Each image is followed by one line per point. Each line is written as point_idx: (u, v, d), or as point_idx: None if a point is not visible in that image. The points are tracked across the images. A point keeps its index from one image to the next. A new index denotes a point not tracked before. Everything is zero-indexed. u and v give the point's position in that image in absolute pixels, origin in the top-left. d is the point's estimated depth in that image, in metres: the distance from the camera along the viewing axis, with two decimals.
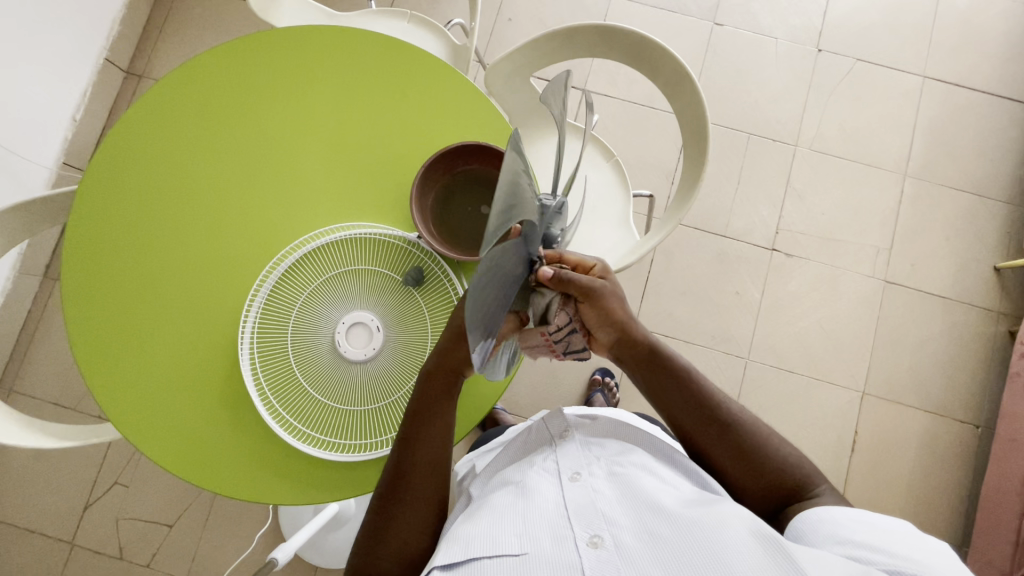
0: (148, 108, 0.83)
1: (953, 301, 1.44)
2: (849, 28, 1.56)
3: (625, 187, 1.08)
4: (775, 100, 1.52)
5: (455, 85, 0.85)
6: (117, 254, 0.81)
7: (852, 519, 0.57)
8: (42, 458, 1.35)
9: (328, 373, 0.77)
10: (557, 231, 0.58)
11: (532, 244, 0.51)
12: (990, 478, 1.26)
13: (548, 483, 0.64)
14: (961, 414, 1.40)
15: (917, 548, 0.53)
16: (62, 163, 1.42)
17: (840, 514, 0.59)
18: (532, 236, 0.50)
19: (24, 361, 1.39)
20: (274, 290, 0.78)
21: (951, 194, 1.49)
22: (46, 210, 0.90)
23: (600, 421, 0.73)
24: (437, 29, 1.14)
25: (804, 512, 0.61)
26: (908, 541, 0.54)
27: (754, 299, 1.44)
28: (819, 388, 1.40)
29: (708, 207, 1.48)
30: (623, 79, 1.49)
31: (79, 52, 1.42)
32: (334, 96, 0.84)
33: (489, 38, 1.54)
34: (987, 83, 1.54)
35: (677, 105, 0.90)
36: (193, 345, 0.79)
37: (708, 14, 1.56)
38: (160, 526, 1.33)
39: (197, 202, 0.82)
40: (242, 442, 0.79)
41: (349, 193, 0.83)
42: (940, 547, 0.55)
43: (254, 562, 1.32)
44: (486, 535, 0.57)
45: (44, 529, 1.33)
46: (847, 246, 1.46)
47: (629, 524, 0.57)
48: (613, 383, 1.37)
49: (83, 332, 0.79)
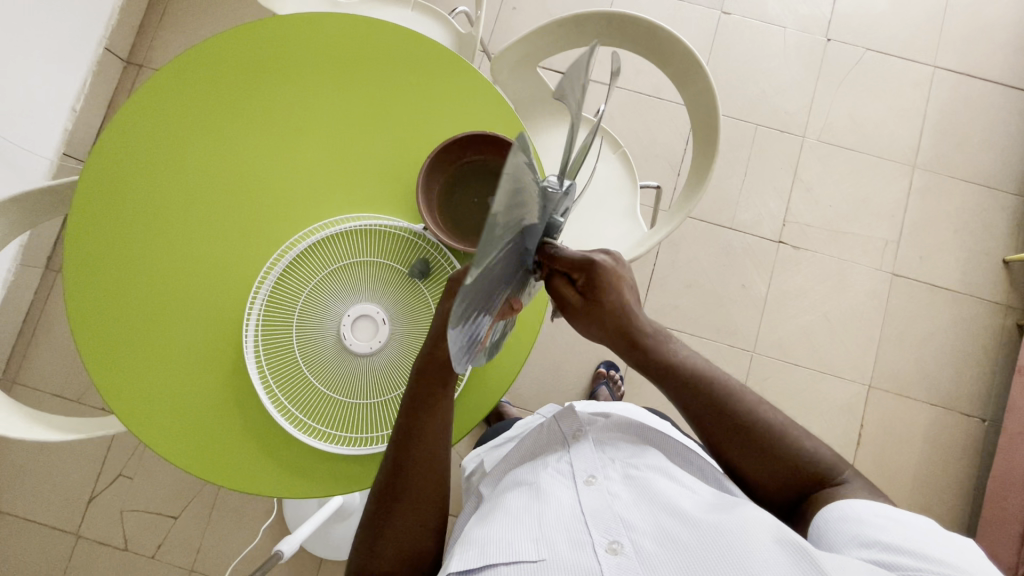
0: (148, 95, 0.81)
1: (961, 295, 1.43)
2: (858, 17, 1.54)
3: (632, 177, 1.06)
4: (783, 90, 1.51)
5: (461, 72, 0.84)
6: (118, 245, 0.80)
7: (877, 516, 0.56)
8: (46, 450, 1.35)
9: (333, 365, 0.76)
10: (563, 217, 0.52)
11: (530, 236, 0.46)
12: (998, 472, 1.25)
13: (563, 486, 0.63)
14: (967, 407, 1.39)
15: (943, 549, 0.52)
16: (63, 154, 1.41)
17: (863, 510, 0.58)
18: (531, 230, 0.45)
19: (27, 352, 1.38)
20: (279, 283, 0.78)
21: (960, 186, 1.47)
22: (47, 200, 0.88)
23: (613, 419, 0.72)
24: (442, 18, 1.13)
25: (827, 508, 0.60)
26: (932, 541, 0.53)
27: (760, 292, 1.43)
28: (825, 381, 1.39)
29: (715, 199, 1.46)
30: (630, 68, 1.47)
31: (78, 40, 1.40)
32: (338, 84, 0.83)
33: (493, 27, 1.52)
34: (998, 73, 1.52)
35: (688, 96, 0.89)
36: (197, 338, 0.79)
37: (716, 2, 1.54)
38: (164, 517, 1.33)
39: (199, 193, 0.81)
40: (247, 435, 0.78)
41: (354, 184, 0.82)
42: (965, 543, 0.54)
43: (258, 553, 1.32)
44: (503, 541, 0.56)
45: (49, 520, 1.33)
46: (856, 238, 1.45)
47: (648, 528, 0.57)
48: (618, 375, 1.35)
49: (88, 326, 0.78)
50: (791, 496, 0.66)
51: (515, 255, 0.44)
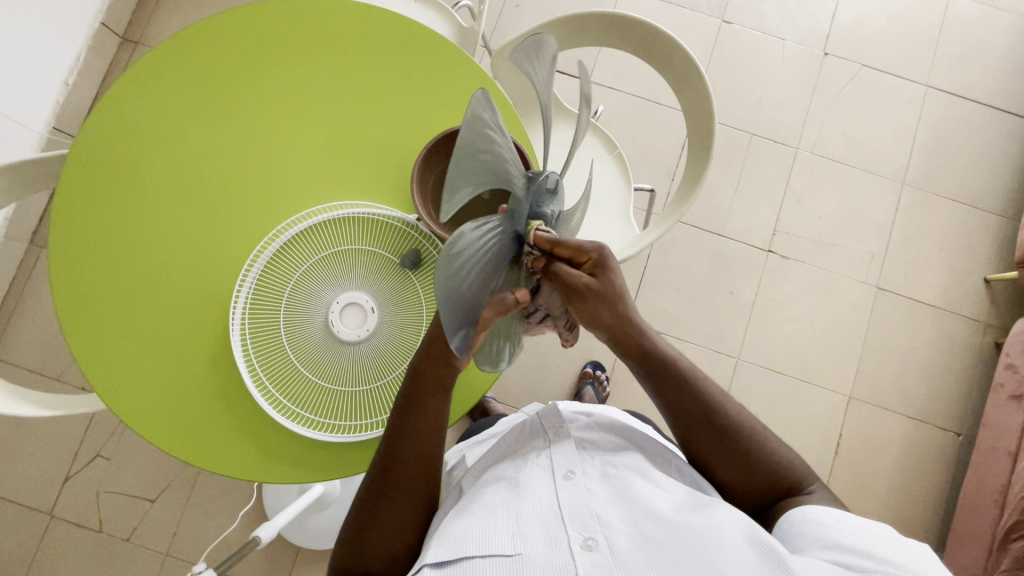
0: (143, 73, 0.80)
1: (943, 311, 1.46)
2: (857, 33, 1.56)
3: (626, 179, 1.07)
4: (779, 102, 1.52)
5: (460, 64, 0.84)
6: (106, 220, 0.79)
7: (838, 520, 0.58)
8: (22, 427, 1.33)
9: (320, 352, 0.76)
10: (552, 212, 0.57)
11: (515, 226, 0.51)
12: (970, 486, 1.28)
13: (542, 481, 0.64)
14: (943, 421, 1.42)
15: (901, 552, 0.54)
16: (53, 128, 1.39)
17: (824, 514, 0.59)
18: (517, 212, 0.51)
19: (7, 328, 1.36)
20: (268, 267, 0.77)
21: (947, 204, 1.50)
22: (36, 172, 0.87)
23: (596, 419, 0.73)
24: (445, 11, 1.13)
25: (790, 513, 0.61)
26: (891, 545, 0.54)
27: (748, 300, 1.44)
28: (806, 390, 1.41)
29: (708, 206, 1.48)
30: (629, 72, 1.48)
31: (75, 14, 1.38)
32: (337, 70, 0.82)
33: (496, 23, 1.52)
34: (989, 96, 1.55)
35: (684, 100, 0.90)
36: (185, 318, 0.78)
37: (717, 11, 1.55)
38: (141, 501, 1.32)
39: (191, 171, 0.80)
40: (229, 418, 0.78)
41: (348, 172, 0.82)
42: (920, 549, 0.55)
43: (236, 539, 1.31)
44: (479, 535, 0.56)
45: (23, 499, 1.31)
46: (843, 251, 1.47)
47: (623, 527, 0.57)
48: (603, 376, 1.36)
49: (71, 299, 0.77)
50: (758, 501, 0.67)
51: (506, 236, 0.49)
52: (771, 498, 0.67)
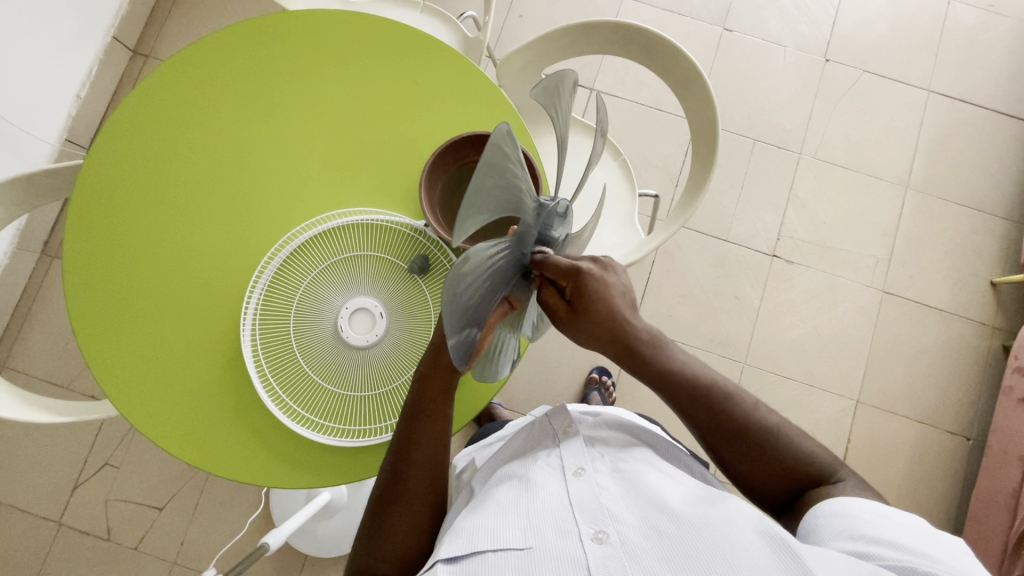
0: (157, 84, 0.82)
1: (950, 314, 1.45)
2: (857, 39, 1.57)
3: (631, 185, 1.08)
4: (781, 108, 1.53)
5: (466, 73, 0.85)
6: (120, 228, 0.80)
7: (866, 512, 0.58)
8: (32, 435, 1.34)
9: (329, 357, 0.77)
10: (558, 234, 0.57)
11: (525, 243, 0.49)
12: (982, 489, 1.26)
13: (552, 477, 0.64)
14: (952, 425, 1.41)
15: (932, 544, 0.54)
16: (65, 140, 1.41)
17: (852, 506, 0.59)
18: (527, 236, 0.48)
19: (19, 336, 1.38)
20: (278, 273, 0.78)
21: (951, 207, 1.50)
22: (50, 182, 0.88)
23: (603, 418, 0.73)
24: (450, 21, 1.14)
25: (818, 505, 0.61)
26: (920, 536, 0.54)
27: (753, 305, 1.45)
28: (814, 395, 1.41)
29: (711, 211, 1.48)
30: (632, 80, 1.50)
31: (87, 30, 1.41)
32: (345, 81, 0.84)
33: (500, 33, 1.54)
34: (991, 100, 1.56)
35: (688, 106, 0.91)
36: (196, 323, 0.79)
37: (719, 19, 1.57)
38: (149, 509, 1.32)
39: (202, 179, 0.81)
40: (239, 423, 0.78)
41: (356, 180, 0.83)
42: (949, 540, 0.55)
43: (243, 547, 1.31)
44: (491, 529, 0.57)
45: (32, 508, 1.32)
46: (848, 255, 1.47)
47: (634, 521, 0.58)
48: (609, 381, 1.37)
49: (85, 306, 0.79)
50: (782, 494, 0.68)
51: (514, 258, 0.47)
52: (796, 491, 0.67)
